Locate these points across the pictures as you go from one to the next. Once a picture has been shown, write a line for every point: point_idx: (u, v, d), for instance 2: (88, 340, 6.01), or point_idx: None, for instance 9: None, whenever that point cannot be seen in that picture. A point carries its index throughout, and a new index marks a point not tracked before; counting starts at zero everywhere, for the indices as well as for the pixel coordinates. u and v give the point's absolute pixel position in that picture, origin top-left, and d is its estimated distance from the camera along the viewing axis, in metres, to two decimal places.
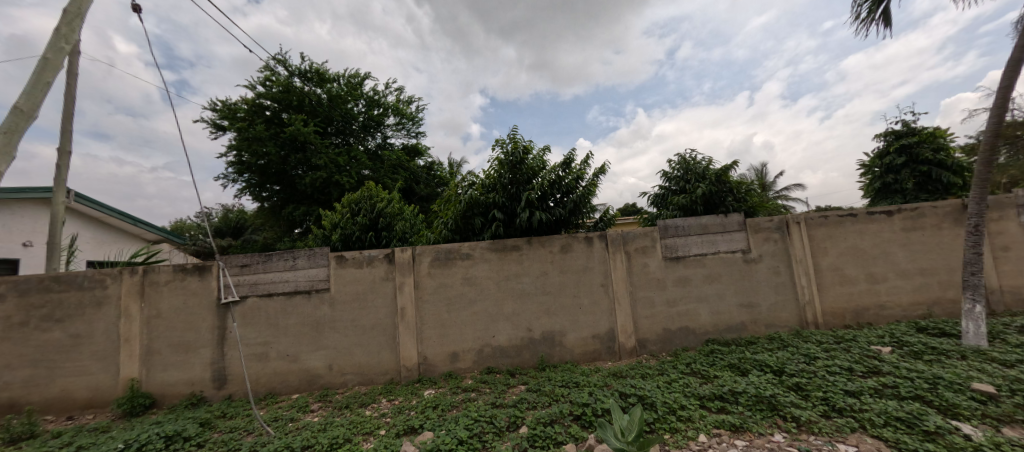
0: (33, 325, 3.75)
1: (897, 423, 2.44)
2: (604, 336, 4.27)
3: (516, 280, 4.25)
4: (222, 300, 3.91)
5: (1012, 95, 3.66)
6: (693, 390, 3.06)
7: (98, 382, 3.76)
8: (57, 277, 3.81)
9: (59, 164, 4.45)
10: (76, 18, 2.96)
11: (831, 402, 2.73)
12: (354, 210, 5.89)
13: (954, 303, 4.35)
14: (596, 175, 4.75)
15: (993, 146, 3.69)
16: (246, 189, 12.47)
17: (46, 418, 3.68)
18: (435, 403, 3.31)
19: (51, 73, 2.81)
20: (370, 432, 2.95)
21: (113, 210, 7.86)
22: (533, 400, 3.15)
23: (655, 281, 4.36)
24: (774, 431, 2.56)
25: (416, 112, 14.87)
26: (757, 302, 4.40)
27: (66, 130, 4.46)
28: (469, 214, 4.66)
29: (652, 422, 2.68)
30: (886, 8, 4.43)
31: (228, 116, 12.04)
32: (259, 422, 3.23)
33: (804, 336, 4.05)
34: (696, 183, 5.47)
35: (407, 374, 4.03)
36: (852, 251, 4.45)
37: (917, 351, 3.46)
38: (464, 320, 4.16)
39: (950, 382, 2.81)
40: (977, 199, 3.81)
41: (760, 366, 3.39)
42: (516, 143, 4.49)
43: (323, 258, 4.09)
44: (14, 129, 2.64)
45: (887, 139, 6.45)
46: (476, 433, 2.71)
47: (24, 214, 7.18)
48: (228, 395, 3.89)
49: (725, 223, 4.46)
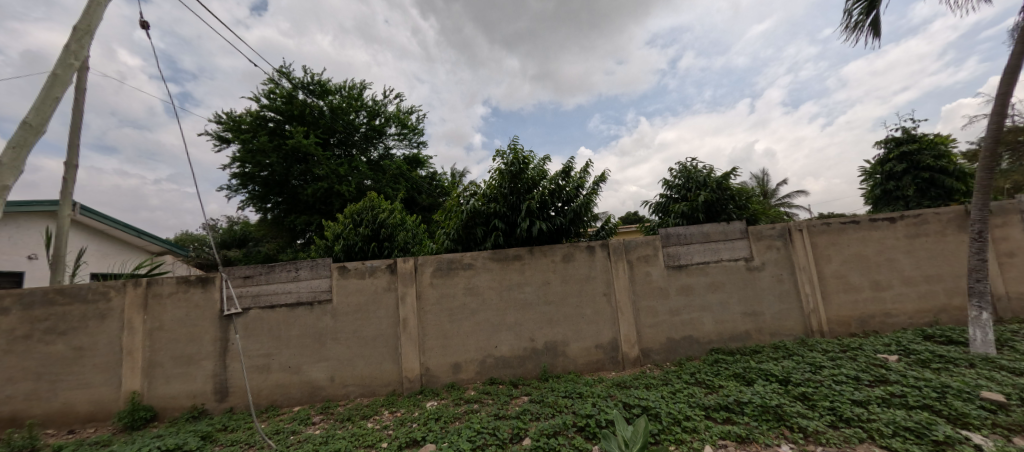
0: (36, 338, 3.77)
1: (906, 433, 2.40)
2: (607, 346, 4.25)
3: (518, 289, 4.24)
4: (225, 311, 3.92)
5: (1010, 102, 3.68)
6: (698, 400, 3.03)
7: (100, 396, 3.75)
8: (61, 290, 3.83)
9: (65, 178, 4.49)
10: (86, 35, 3.04)
11: (839, 412, 2.69)
12: (356, 220, 5.90)
13: (961, 310, 4.30)
14: (596, 183, 4.77)
15: (993, 152, 3.68)
16: (249, 200, 12.53)
17: (47, 432, 3.67)
18: (437, 415, 3.28)
19: (61, 88, 2.88)
20: (372, 445, 2.91)
21: (118, 222, 7.94)
22: (536, 411, 3.13)
23: (658, 290, 4.35)
24: (780, 442, 2.53)
25: (417, 122, 15.03)
26: (761, 310, 4.37)
27: (72, 143, 4.52)
28: (470, 224, 4.72)
29: (656, 433, 2.64)
30: (875, 17, 4.48)
31: (234, 127, 12.02)
32: (261, 435, 3.20)
33: (809, 345, 4.01)
34: (696, 191, 5.47)
35: (409, 385, 4.00)
36: (856, 258, 4.44)
37: (924, 359, 3.43)
38: (466, 330, 4.14)
39: (959, 391, 2.78)
40: (980, 205, 3.78)
41: (765, 376, 3.36)
42: (516, 153, 4.52)
43: (326, 269, 4.10)
44: (23, 144, 2.70)
45: (888, 145, 6.49)
46: (479, 445, 2.69)
47: (31, 227, 7.25)
48: (229, 408, 3.87)
49: (726, 231, 4.46)
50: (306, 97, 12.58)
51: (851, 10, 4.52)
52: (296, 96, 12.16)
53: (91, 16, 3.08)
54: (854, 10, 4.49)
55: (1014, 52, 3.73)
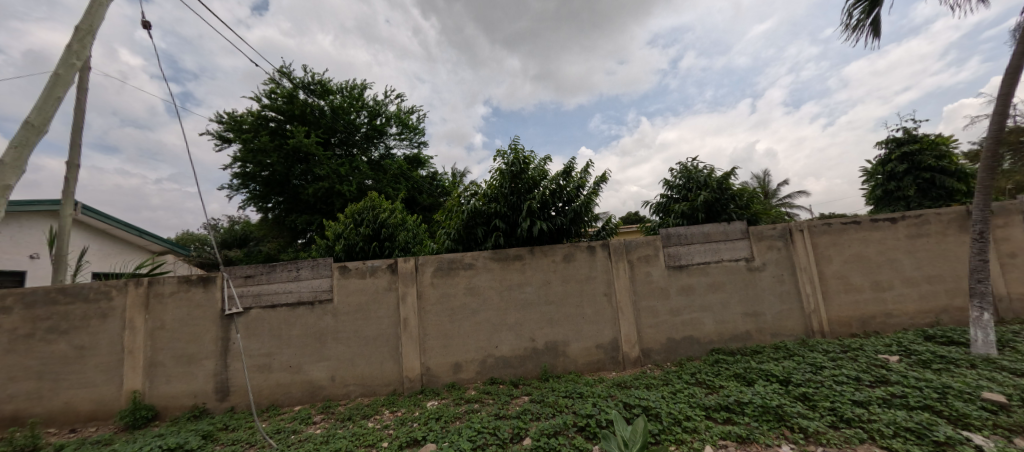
0: (38, 337, 3.78)
1: (907, 434, 2.40)
2: (608, 346, 4.25)
3: (519, 289, 4.24)
4: (226, 311, 3.94)
5: (1012, 102, 3.68)
6: (698, 400, 3.03)
7: (102, 395, 3.76)
8: (63, 289, 3.84)
9: (67, 177, 4.51)
10: (88, 35, 3.05)
11: (839, 413, 2.69)
12: (357, 220, 5.90)
13: (963, 311, 4.29)
14: (597, 183, 4.78)
15: (995, 152, 3.67)
16: (250, 200, 12.55)
17: (49, 430, 3.68)
18: (437, 414, 3.28)
19: (63, 88, 2.89)
20: (372, 445, 2.91)
21: (120, 222, 7.96)
22: (536, 411, 3.13)
23: (658, 290, 4.34)
24: (781, 442, 2.52)
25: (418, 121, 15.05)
26: (761, 311, 4.36)
27: (74, 143, 4.54)
28: (471, 224, 4.72)
29: (657, 433, 2.64)
30: (875, 16, 4.46)
31: (235, 127, 12.07)
32: (262, 434, 3.21)
33: (810, 346, 4.00)
34: (697, 191, 5.47)
35: (410, 385, 4.01)
36: (857, 258, 4.43)
37: (925, 360, 3.42)
38: (467, 330, 4.15)
39: (960, 392, 2.77)
40: (981, 205, 3.78)
41: (766, 376, 3.36)
42: (516, 153, 4.53)
43: (326, 268, 4.11)
44: (25, 143, 2.71)
45: (889, 145, 6.48)
46: (479, 445, 2.69)
47: (33, 226, 7.28)
48: (231, 407, 3.88)
49: (727, 231, 4.46)
50: (307, 97, 12.59)
51: (852, 10, 4.51)
52: (298, 96, 12.17)
53: (93, 16, 3.09)
54: (855, 10, 4.48)
55: (1016, 52, 3.73)
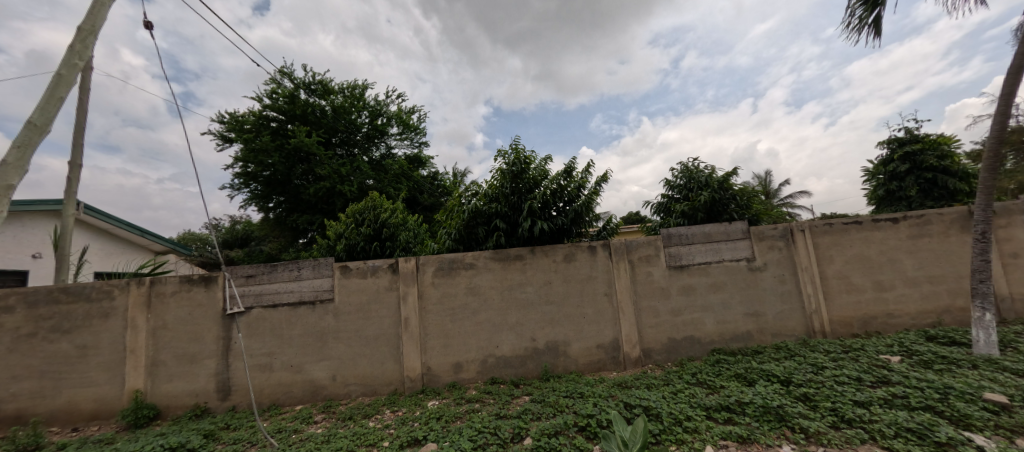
0: (41, 336, 3.79)
1: (908, 434, 2.39)
2: (609, 346, 4.25)
3: (520, 289, 4.25)
4: (228, 310, 3.95)
5: (1014, 102, 3.66)
6: (699, 400, 3.03)
7: (103, 394, 3.78)
8: (66, 288, 3.85)
9: (70, 177, 4.53)
10: (90, 35, 3.06)
11: (840, 413, 2.68)
12: (358, 220, 5.91)
13: (965, 311, 4.28)
14: (598, 183, 4.78)
15: (997, 152, 3.66)
16: (251, 200, 12.59)
17: (51, 429, 3.70)
18: (438, 414, 3.29)
19: (65, 88, 2.90)
20: (373, 444, 2.92)
21: (122, 222, 7.99)
22: (537, 411, 3.13)
23: (659, 290, 4.34)
24: (781, 443, 2.52)
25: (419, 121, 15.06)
26: (763, 311, 4.36)
27: (77, 143, 4.56)
28: (472, 224, 4.72)
29: (657, 433, 2.64)
30: (878, 15, 4.45)
31: (237, 127, 12.12)
32: (264, 433, 3.22)
33: (811, 346, 4.00)
34: (698, 191, 5.46)
35: (410, 385, 4.01)
36: (858, 258, 4.42)
37: (927, 360, 3.42)
38: (468, 330, 4.15)
39: (961, 393, 2.76)
40: (983, 205, 3.77)
41: (766, 376, 3.36)
42: (517, 153, 4.53)
43: (327, 268, 4.12)
44: (27, 143, 2.72)
45: (891, 145, 6.47)
46: (479, 444, 2.70)
47: (36, 226, 7.31)
48: (232, 406, 3.89)
49: (728, 231, 4.45)
50: (308, 97, 12.61)
51: (854, 9, 4.50)
52: (299, 96, 12.18)
53: (95, 16, 3.10)
54: (857, 8, 4.47)
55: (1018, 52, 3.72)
